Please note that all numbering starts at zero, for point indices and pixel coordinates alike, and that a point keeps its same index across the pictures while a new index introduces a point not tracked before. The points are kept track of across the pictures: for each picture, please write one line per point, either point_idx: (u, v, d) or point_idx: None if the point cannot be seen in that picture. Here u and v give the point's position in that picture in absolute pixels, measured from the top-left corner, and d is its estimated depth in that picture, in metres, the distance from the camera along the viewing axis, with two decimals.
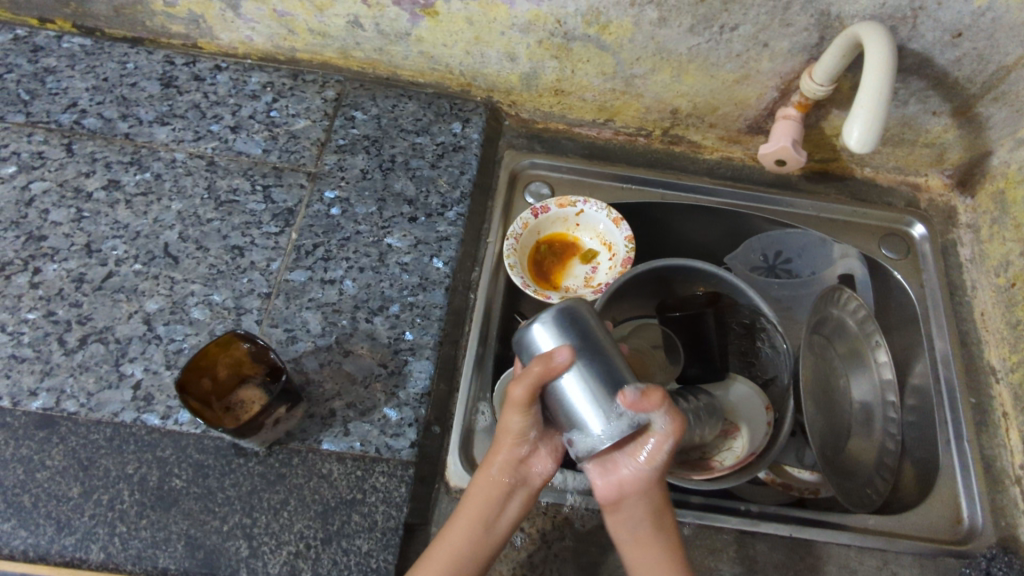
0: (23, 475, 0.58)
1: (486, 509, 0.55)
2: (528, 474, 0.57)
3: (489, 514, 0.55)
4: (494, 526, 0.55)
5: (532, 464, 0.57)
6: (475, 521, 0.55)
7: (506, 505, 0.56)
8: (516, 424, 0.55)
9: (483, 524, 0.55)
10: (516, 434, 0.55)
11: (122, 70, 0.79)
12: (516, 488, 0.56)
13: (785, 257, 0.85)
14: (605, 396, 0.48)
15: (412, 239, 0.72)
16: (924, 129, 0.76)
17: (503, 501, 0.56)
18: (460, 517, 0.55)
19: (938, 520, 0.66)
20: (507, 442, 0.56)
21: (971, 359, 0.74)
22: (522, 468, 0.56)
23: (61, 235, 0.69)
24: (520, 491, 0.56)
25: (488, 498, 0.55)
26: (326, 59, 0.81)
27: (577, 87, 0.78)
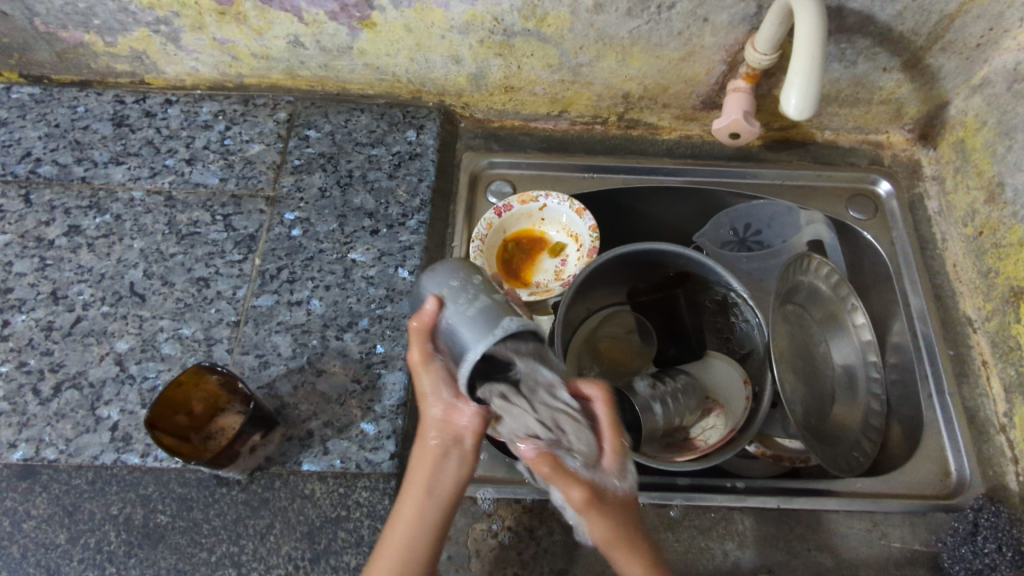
0: (10, 527, 0.59)
1: (425, 481, 0.50)
2: (458, 429, 0.50)
3: (431, 485, 0.50)
4: (437, 496, 0.50)
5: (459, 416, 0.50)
6: (417, 498, 0.50)
7: (442, 472, 0.50)
8: (426, 387, 0.49)
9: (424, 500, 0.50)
10: (429, 390, 0.50)
11: (73, 115, 0.80)
12: (446, 447, 0.50)
13: (755, 229, 0.84)
14: (473, 317, 0.46)
15: (376, 252, 0.72)
16: (877, 86, 0.76)
17: (437, 462, 0.50)
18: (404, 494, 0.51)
19: (926, 476, 0.66)
20: (427, 403, 0.50)
21: (947, 311, 0.73)
22: (448, 426, 0.50)
23: (27, 286, 0.69)
24: (455, 448, 0.51)
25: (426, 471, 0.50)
26: (275, 81, 0.81)
27: (526, 82, 0.78)
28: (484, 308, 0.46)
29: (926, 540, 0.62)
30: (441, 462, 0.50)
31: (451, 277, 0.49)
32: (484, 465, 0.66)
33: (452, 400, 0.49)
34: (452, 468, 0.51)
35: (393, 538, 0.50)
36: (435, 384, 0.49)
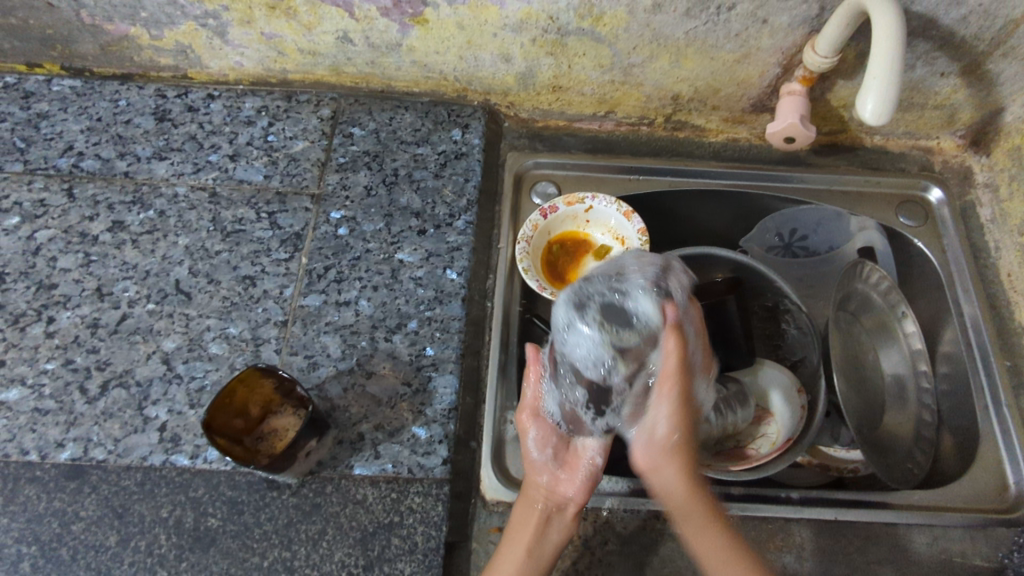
0: (59, 528, 0.58)
1: (525, 537, 0.56)
2: (561, 500, 0.59)
3: (553, 544, 0.57)
4: (539, 553, 0.55)
5: (568, 502, 0.59)
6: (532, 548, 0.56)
7: (555, 530, 0.57)
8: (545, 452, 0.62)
9: (532, 553, 0.55)
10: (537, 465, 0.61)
11: (115, 108, 0.79)
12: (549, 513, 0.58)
13: (802, 235, 0.83)
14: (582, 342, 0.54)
15: (423, 252, 0.71)
16: (933, 91, 0.75)
17: (527, 514, 0.58)
18: (508, 542, 0.57)
19: (984, 489, 0.65)
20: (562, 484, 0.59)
21: (1001, 321, 0.72)
22: (553, 494, 0.59)
23: (71, 281, 0.68)
24: (558, 522, 0.58)
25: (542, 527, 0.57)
26: (319, 77, 0.80)
27: (575, 82, 0.76)
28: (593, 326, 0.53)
29: (987, 555, 0.61)
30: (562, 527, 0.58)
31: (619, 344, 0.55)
32: None
33: (556, 474, 0.60)
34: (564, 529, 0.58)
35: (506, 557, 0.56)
36: (545, 440, 0.62)
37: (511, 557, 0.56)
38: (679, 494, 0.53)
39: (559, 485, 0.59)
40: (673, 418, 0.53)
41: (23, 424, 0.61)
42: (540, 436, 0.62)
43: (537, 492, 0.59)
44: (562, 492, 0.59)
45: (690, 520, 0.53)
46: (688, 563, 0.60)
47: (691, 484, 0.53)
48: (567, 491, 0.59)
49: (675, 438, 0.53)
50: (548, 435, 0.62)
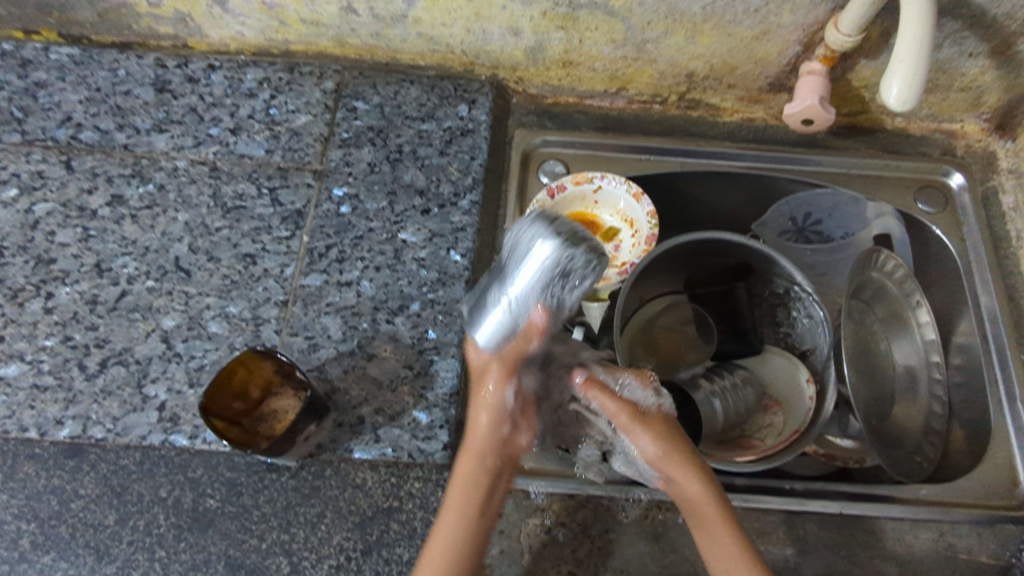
0: (59, 506, 0.58)
1: (476, 498, 0.52)
2: (514, 448, 0.54)
3: (485, 507, 0.52)
4: (487, 510, 0.53)
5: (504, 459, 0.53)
6: (467, 518, 0.51)
7: (483, 489, 0.52)
8: (488, 419, 0.52)
9: (465, 527, 0.51)
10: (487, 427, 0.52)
11: (114, 78, 0.77)
12: (503, 467, 0.53)
13: (815, 219, 0.81)
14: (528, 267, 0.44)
15: (427, 233, 0.70)
16: (960, 72, 0.71)
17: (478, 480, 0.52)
18: (444, 521, 0.51)
19: (993, 484, 0.64)
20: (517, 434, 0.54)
21: (1019, 313, 0.70)
22: (506, 448, 0.53)
23: (70, 257, 0.67)
24: (509, 470, 0.55)
25: (477, 494, 0.52)
26: (322, 49, 0.77)
27: (586, 57, 0.74)
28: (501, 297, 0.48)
29: (993, 552, 0.60)
30: (497, 479, 0.54)
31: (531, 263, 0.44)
32: (535, 456, 0.64)
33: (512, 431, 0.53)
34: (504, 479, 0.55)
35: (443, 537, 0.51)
36: (519, 393, 0.52)
37: (444, 533, 0.51)
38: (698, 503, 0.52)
39: (494, 451, 0.53)
40: (659, 433, 0.53)
41: (22, 400, 0.61)
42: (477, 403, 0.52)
43: (470, 464, 0.52)
44: (495, 454, 0.53)
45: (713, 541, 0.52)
46: (689, 553, 0.59)
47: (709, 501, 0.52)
48: (506, 451, 0.53)
49: (666, 431, 0.54)
50: (484, 401, 0.52)
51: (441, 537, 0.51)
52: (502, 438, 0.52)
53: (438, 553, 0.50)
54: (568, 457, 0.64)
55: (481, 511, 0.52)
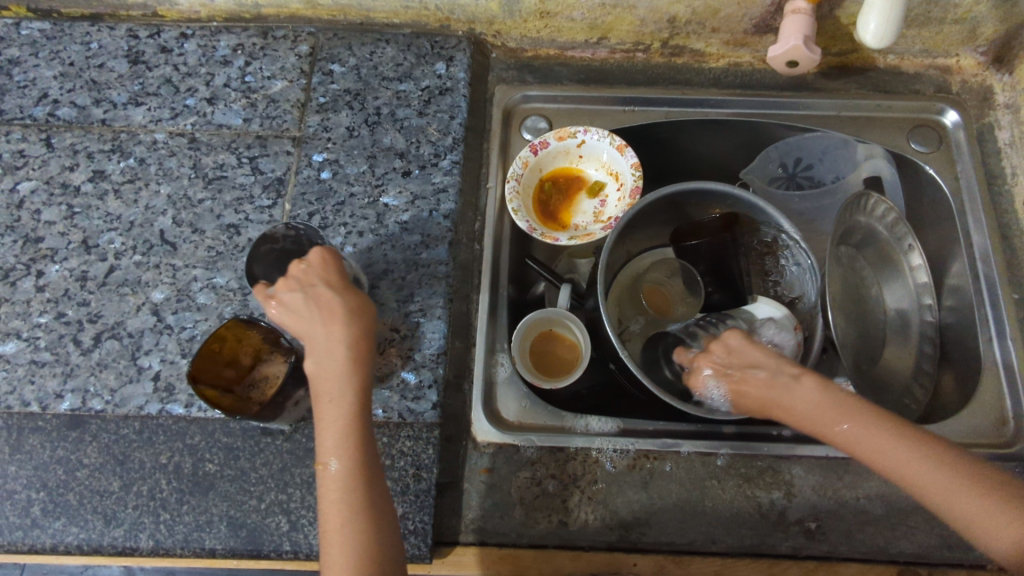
0: (65, 475, 0.60)
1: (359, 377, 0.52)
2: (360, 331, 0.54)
3: (355, 356, 0.51)
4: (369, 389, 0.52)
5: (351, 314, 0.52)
6: (338, 389, 0.50)
7: (341, 349, 0.51)
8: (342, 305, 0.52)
9: (335, 397, 0.50)
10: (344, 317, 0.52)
11: (87, 52, 0.76)
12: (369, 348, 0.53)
13: (806, 164, 0.80)
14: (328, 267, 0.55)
15: (409, 195, 0.69)
16: (953, 4, 0.68)
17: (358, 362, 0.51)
18: (319, 403, 0.50)
19: (982, 423, 0.64)
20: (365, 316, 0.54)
21: (1012, 252, 0.69)
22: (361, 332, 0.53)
23: (57, 235, 0.68)
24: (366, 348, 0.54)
25: (338, 367, 0.50)
26: (294, 11, 0.76)
27: (564, 7, 0.72)
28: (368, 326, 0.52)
29: None
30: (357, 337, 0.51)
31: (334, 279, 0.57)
32: (524, 412, 0.65)
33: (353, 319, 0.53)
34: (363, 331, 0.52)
35: (336, 425, 0.50)
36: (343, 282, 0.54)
37: (329, 411, 0.50)
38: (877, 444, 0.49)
39: (330, 315, 0.51)
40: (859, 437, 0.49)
41: (21, 376, 0.63)
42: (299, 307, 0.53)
43: (313, 345, 0.51)
44: (336, 318, 0.51)
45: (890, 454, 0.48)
46: (677, 500, 0.60)
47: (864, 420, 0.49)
48: (336, 304, 0.52)
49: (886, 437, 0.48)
50: (303, 280, 0.53)
51: (334, 424, 0.50)
52: (328, 304, 0.51)
53: (328, 433, 0.50)
54: (556, 411, 0.65)
55: (350, 372, 0.50)
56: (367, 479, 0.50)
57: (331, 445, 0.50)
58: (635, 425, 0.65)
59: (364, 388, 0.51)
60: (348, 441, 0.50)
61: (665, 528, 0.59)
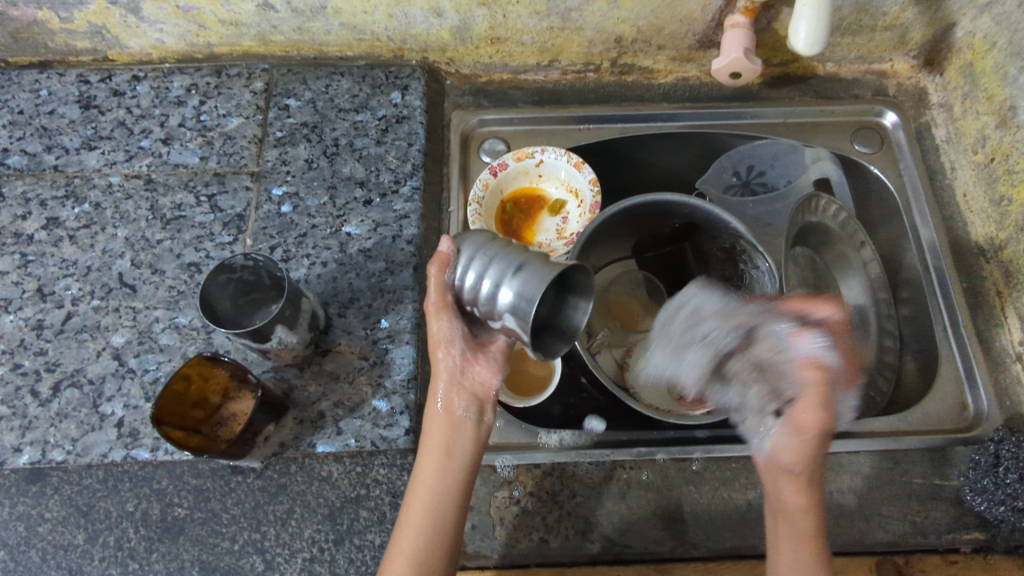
0: (26, 531, 0.58)
1: (449, 430, 0.55)
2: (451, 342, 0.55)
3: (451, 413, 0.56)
4: (456, 447, 0.55)
5: (471, 417, 0.56)
6: (422, 506, 0.52)
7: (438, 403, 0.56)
8: (438, 334, 0.55)
9: (437, 447, 0.54)
10: (444, 343, 0.55)
11: (36, 99, 0.75)
12: (468, 398, 0.56)
13: (758, 170, 0.81)
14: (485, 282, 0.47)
15: (371, 223, 0.70)
16: (882, 12, 0.72)
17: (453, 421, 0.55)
18: (420, 454, 0.55)
19: (944, 409, 0.66)
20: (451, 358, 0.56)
21: (957, 244, 0.72)
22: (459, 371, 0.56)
23: (10, 284, 0.67)
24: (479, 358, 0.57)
25: (429, 478, 0.53)
26: (247, 49, 0.76)
27: (513, 32, 0.74)
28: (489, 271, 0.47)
29: (946, 474, 0.62)
30: (449, 445, 0.54)
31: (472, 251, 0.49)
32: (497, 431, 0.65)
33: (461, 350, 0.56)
34: (470, 438, 0.55)
35: (426, 475, 0.53)
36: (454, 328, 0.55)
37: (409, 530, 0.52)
38: (794, 525, 0.53)
39: (437, 417, 0.56)
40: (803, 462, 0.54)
41: None
42: (472, 352, 0.56)
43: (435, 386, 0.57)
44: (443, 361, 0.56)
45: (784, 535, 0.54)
46: (655, 507, 0.61)
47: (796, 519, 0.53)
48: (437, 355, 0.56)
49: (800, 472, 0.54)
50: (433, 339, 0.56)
51: (423, 475, 0.53)
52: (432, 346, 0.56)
53: (418, 485, 0.53)
54: (529, 429, 0.65)
55: (445, 426, 0.55)
56: (440, 522, 0.52)
57: (417, 493, 0.53)
58: (609, 437, 0.65)
59: (452, 509, 0.53)
60: (434, 490, 0.53)
61: (644, 537, 0.60)
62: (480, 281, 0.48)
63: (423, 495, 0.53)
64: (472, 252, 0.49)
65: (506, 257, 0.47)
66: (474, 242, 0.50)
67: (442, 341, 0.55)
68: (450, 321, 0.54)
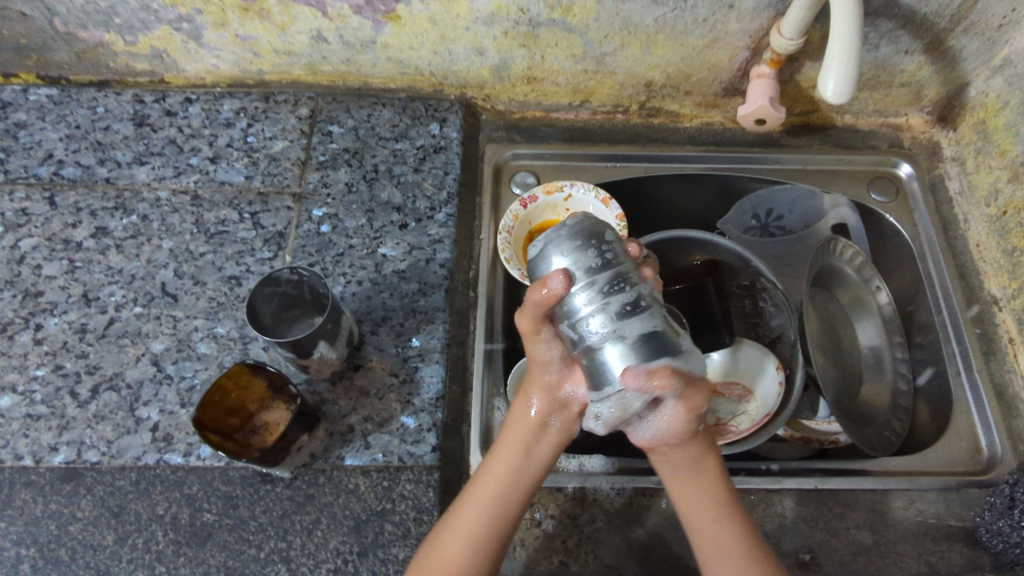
0: (57, 530, 0.59)
1: (530, 437, 0.57)
2: (550, 360, 0.56)
3: (541, 423, 0.58)
4: (533, 455, 0.57)
5: (557, 425, 0.58)
6: (479, 509, 0.54)
7: (527, 409, 0.58)
8: (540, 352, 0.56)
9: (519, 451, 0.57)
10: (543, 361, 0.57)
11: (93, 115, 0.79)
12: (555, 410, 0.58)
13: (777, 214, 0.85)
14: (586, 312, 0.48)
15: (406, 246, 0.72)
16: (899, 69, 0.76)
17: (538, 430, 0.57)
18: (495, 449, 0.58)
19: (958, 452, 0.67)
20: (545, 371, 0.57)
21: (971, 292, 0.74)
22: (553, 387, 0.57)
23: (57, 288, 0.69)
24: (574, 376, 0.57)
25: (502, 479, 0.56)
26: (296, 77, 0.81)
27: (549, 73, 0.78)
28: (599, 308, 0.48)
29: (962, 516, 0.63)
30: (529, 446, 0.57)
31: (586, 246, 0.49)
32: None
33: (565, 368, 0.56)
34: (551, 444, 0.58)
35: (495, 473, 0.56)
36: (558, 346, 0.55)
37: (451, 530, 0.54)
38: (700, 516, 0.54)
39: (526, 418, 0.58)
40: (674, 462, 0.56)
41: (16, 429, 0.63)
42: (570, 372, 0.57)
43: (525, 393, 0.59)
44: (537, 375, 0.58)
45: (704, 530, 0.54)
46: (676, 537, 0.62)
47: (716, 503, 0.54)
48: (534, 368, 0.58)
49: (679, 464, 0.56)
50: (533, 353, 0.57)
51: (493, 472, 0.56)
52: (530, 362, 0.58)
53: (486, 479, 0.56)
54: None
55: (528, 435, 0.57)
56: (501, 526, 0.54)
57: (482, 489, 0.55)
58: (630, 464, 0.67)
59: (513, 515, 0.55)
60: (505, 492, 0.55)
61: (662, 563, 0.60)
62: (576, 299, 0.49)
63: (489, 491, 0.55)
64: (601, 281, 0.48)
65: (619, 299, 0.48)
66: (602, 261, 0.48)
67: (543, 362, 0.57)
68: (555, 343, 0.55)
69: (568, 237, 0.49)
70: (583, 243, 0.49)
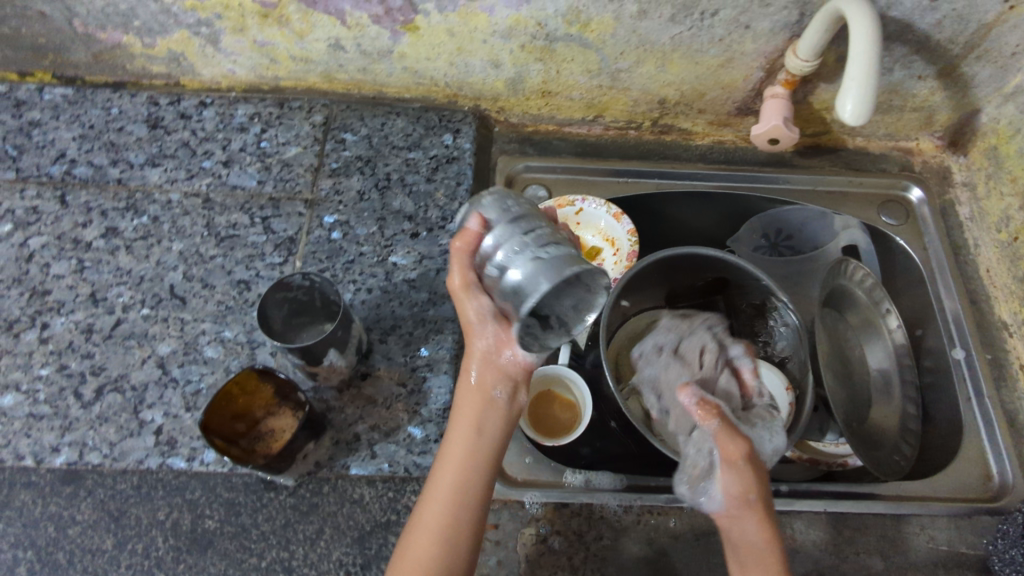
0: (56, 533, 0.58)
1: (477, 412, 0.55)
2: (480, 333, 0.54)
3: (487, 396, 0.55)
4: (485, 428, 0.55)
5: (502, 398, 0.56)
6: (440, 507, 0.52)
7: (472, 387, 0.56)
8: (472, 318, 0.53)
9: (470, 428, 0.54)
10: (478, 326, 0.54)
11: (107, 116, 0.79)
12: (495, 381, 0.56)
13: (787, 233, 0.85)
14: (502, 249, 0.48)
15: (417, 255, 0.72)
16: (911, 93, 0.76)
17: (487, 406, 0.55)
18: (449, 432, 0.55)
19: (969, 479, 0.67)
20: (476, 338, 0.55)
21: (981, 317, 0.74)
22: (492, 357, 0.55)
23: (65, 287, 0.69)
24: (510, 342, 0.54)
25: (460, 466, 0.53)
26: (311, 84, 0.81)
27: (564, 87, 0.78)
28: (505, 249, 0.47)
29: (972, 543, 0.62)
30: (479, 422, 0.55)
31: (501, 205, 0.50)
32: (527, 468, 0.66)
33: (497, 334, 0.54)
34: (501, 417, 0.56)
35: (453, 457, 0.53)
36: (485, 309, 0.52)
37: (421, 528, 0.51)
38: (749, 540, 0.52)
39: (469, 393, 0.55)
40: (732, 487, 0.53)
41: (18, 429, 0.62)
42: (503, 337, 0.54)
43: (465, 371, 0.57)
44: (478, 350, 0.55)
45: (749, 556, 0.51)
46: (684, 556, 0.61)
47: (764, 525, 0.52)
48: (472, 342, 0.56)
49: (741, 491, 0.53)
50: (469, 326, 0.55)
51: (450, 456, 0.53)
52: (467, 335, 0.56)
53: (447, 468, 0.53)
54: (557, 468, 0.67)
55: (477, 410, 0.55)
56: (466, 509, 0.52)
57: (443, 477, 0.53)
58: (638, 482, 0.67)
59: (476, 506, 0.52)
60: (464, 473, 0.53)
61: None
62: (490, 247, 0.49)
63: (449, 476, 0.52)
64: (553, 246, 0.47)
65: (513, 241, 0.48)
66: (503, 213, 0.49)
67: (477, 331, 0.54)
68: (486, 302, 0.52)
69: (488, 200, 0.51)
70: (484, 203, 0.51)
